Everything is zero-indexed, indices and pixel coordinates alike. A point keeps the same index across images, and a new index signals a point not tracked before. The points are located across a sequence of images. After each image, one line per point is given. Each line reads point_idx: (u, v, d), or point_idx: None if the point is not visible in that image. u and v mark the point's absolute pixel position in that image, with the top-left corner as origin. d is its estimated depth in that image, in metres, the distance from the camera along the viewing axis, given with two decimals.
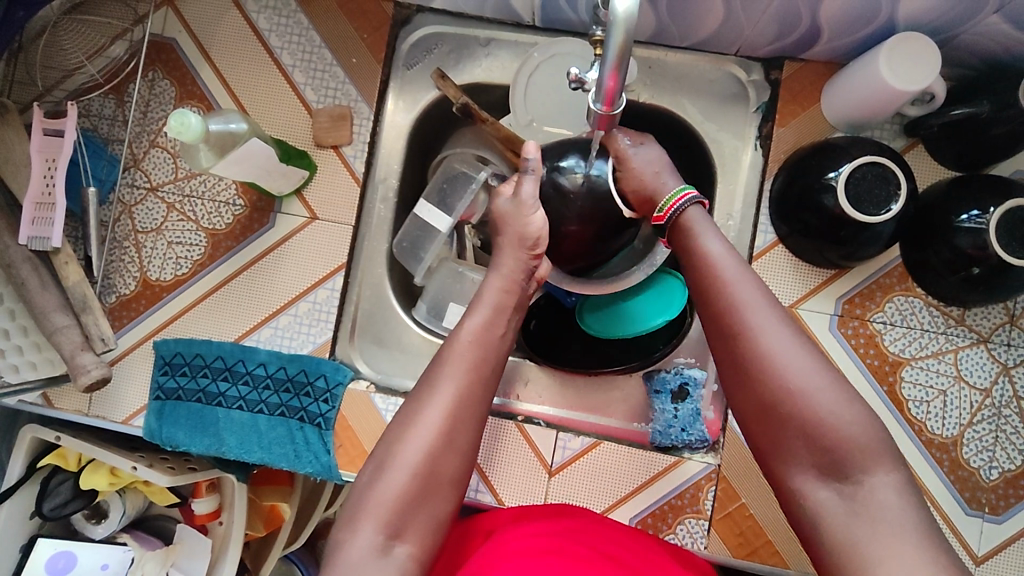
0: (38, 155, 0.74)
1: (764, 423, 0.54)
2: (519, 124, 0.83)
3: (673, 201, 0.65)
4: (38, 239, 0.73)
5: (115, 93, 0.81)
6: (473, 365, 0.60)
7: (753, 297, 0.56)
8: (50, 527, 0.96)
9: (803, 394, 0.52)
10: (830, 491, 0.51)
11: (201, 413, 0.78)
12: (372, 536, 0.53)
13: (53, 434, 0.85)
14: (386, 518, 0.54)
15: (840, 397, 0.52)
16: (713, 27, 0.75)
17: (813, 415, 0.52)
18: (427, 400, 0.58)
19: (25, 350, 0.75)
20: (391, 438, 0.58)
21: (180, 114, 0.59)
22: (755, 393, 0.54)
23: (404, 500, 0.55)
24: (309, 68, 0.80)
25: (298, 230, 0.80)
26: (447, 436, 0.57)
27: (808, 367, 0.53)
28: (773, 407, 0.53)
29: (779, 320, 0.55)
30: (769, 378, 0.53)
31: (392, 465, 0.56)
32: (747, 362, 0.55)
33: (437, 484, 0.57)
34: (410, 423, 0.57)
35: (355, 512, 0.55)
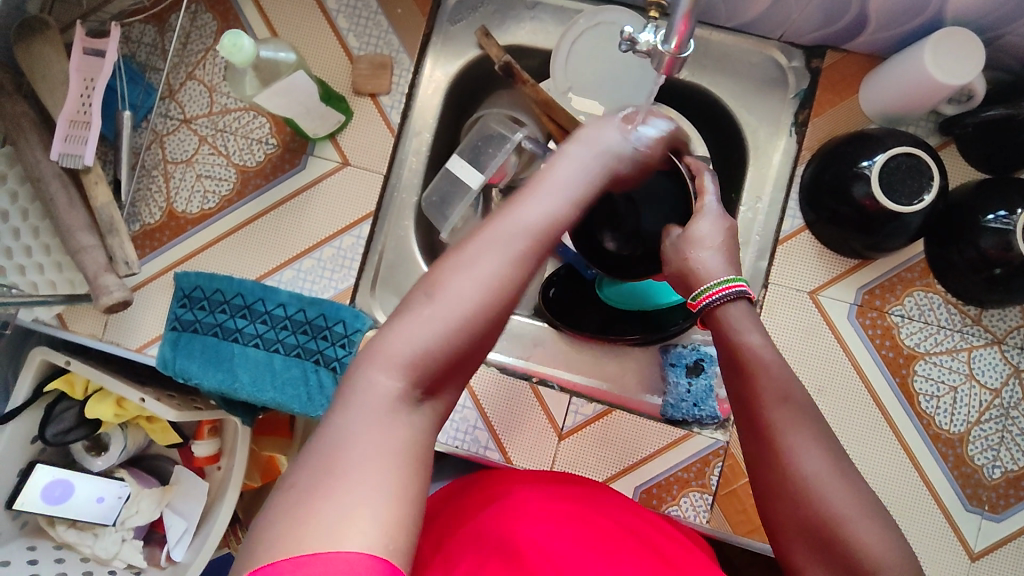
0: (76, 73, 0.73)
1: (798, 544, 0.49)
2: (557, 90, 0.83)
3: (719, 290, 0.58)
4: (70, 156, 0.72)
5: (156, 22, 0.81)
6: (545, 220, 0.49)
7: (796, 417, 0.51)
8: (49, 454, 0.95)
9: (841, 519, 0.47)
10: None
11: (216, 347, 0.78)
12: (396, 381, 0.42)
13: (63, 358, 0.85)
14: (412, 366, 0.43)
15: (880, 529, 0.47)
16: (761, 8, 0.75)
17: (848, 547, 0.46)
18: (484, 245, 0.46)
19: (46, 268, 0.75)
20: (435, 277, 0.46)
21: (232, 35, 0.60)
22: (793, 512, 0.49)
23: (441, 351, 0.44)
24: (353, 14, 0.80)
25: (329, 174, 0.80)
26: (510, 288, 0.46)
27: (847, 493, 0.48)
28: (812, 528, 0.48)
29: (824, 447, 0.50)
30: (811, 501, 0.48)
31: (432, 308, 0.44)
32: (785, 480, 0.50)
33: (481, 342, 0.45)
34: (463, 258, 0.46)
35: (377, 352, 0.44)
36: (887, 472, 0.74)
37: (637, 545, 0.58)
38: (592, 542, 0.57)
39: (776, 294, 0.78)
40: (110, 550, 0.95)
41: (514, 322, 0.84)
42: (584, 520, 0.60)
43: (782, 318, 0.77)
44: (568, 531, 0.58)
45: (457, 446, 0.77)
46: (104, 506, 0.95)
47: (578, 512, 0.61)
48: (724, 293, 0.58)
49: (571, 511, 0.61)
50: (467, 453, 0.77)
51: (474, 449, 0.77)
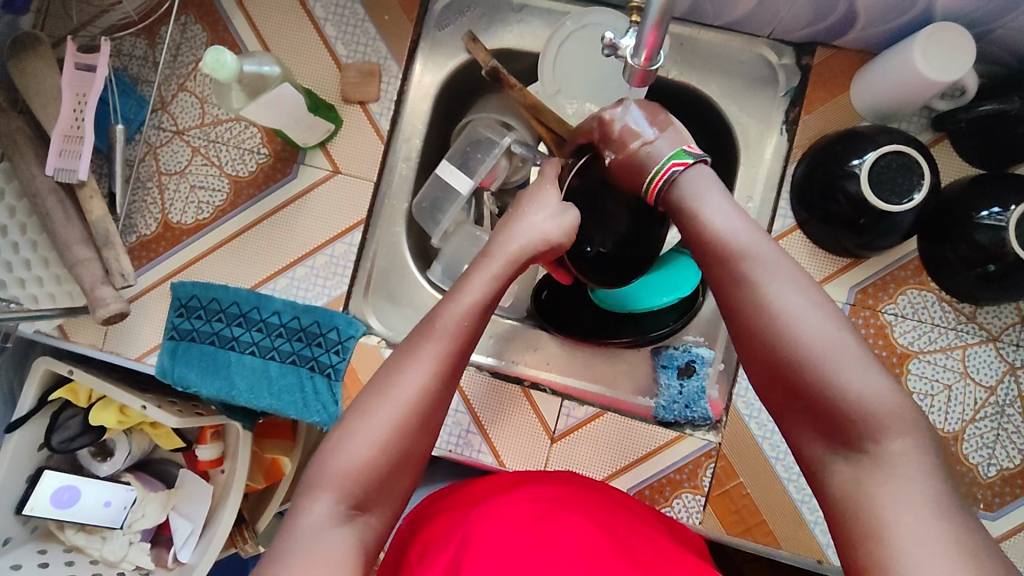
0: (69, 89, 0.74)
1: (782, 395, 0.52)
2: (546, 93, 0.83)
3: (666, 170, 0.63)
4: (65, 171, 0.73)
5: (147, 35, 0.82)
6: (456, 342, 0.56)
7: (766, 269, 0.54)
8: (56, 460, 0.97)
9: (812, 359, 0.49)
10: (840, 457, 0.48)
11: (213, 356, 0.79)
12: (331, 506, 0.51)
13: (66, 367, 0.86)
14: (345, 489, 0.51)
15: (858, 365, 0.49)
16: (748, 7, 0.75)
17: (828, 385, 0.48)
18: (402, 374, 0.54)
19: (45, 281, 0.76)
20: (359, 409, 0.54)
21: (216, 51, 0.60)
22: (771, 361, 0.51)
23: (367, 475, 0.52)
24: (340, 22, 0.80)
25: (320, 182, 0.81)
26: (421, 408, 0.54)
27: (822, 333, 0.50)
28: (788, 376, 0.50)
29: (798, 294, 0.52)
30: (779, 349, 0.51)
31: (356, 437, 0.53)
32: (763, 332, 0.52)
33: (405, 460, 0.54)
34: (386, 387, 0.54)
35: (315, 481, 0.52)
36: None
37: (618, 547, 0.58)
38: (563, 539, 0.57)
39: None
40: (118, 553, 0.97)
41: (506, 325, 0.85)
42: (562, 514, 0.61)
43: None
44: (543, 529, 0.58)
45: (451, 450, 0.78)
46: (112, 510, 0.97)
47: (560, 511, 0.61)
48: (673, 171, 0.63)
49: (552, 508, 0.61)
50: (462, 456, 0.78)
51: (468, 453, 0.78)
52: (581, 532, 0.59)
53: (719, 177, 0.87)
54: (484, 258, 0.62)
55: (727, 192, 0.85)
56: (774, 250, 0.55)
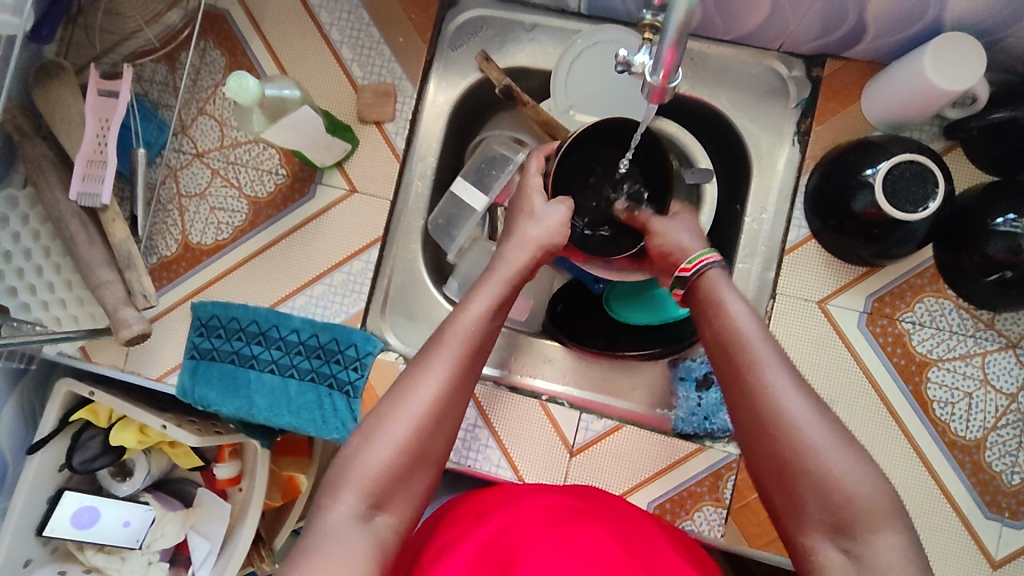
0: (92, 116, 0.76)
1: (775, 485, 0.51)
2: (557, 109, 0.84)
3: (699, 260, 0.62)
4: (88, 194, 0.75)
5: (168, 61, 0.83)
6: (469, 346, 0.57)
7: (769, 355, 0.54)
8: (77, 480, 0.98)
9: (815, 453, 0.49)
10: (837, 550, 0.49)
11: (233, 374, 0.79)
12: (352, 506, 0.51)
13: (87, 388, 0.87)
14: (367, 490, 0.52)
15: (858, 464, 0.49)
16: (758, 21, 0.76)
17: (828, 484, 0.49)
18: (419, 379, 0.55)
19: (68, 303, 0.78)
20: (378, 413, 0.55)
21: (238, 77, 0.62)
22: (770, 453, 0.51)
23: (385, 475, 0.52)
24: (356, 45, 0.82)
25: (337, 202, 0.82)
26: (440, 409, 0.55)
27: (827, 432, 0.50)
28: (788, 470, 0.50)
29: (802, 388, 0.52)
30: (782, 440, 0.50)
31: (376, 439, 0.53)
32: (763, 422, 0.52)
33: (421, 460, 0.54)
34: (403, 391, 0.55)
35: (341, 479, 0.52)
36: (902, 480, 0.73)
37: (628, 553, 0.57)
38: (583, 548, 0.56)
39: (786, 305, 0.77)
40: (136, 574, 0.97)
41: (523, 339, 0.85)
42: (576, 520, 0.60)
43: (792, 328, 0.77)
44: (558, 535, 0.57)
45: (470, 465, 0.78)
46: (130, 530, 0.97)
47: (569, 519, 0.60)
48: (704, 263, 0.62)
49: (562, 517, 0.60)
50: (481, 472, 0.78)
51: (487, 468, 0.78)
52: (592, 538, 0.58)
53: (731, 189, 0.88)
54: (495, 265, 0.64)
55: (740, 203, 0.85)
56: (776, 340, 0.55)
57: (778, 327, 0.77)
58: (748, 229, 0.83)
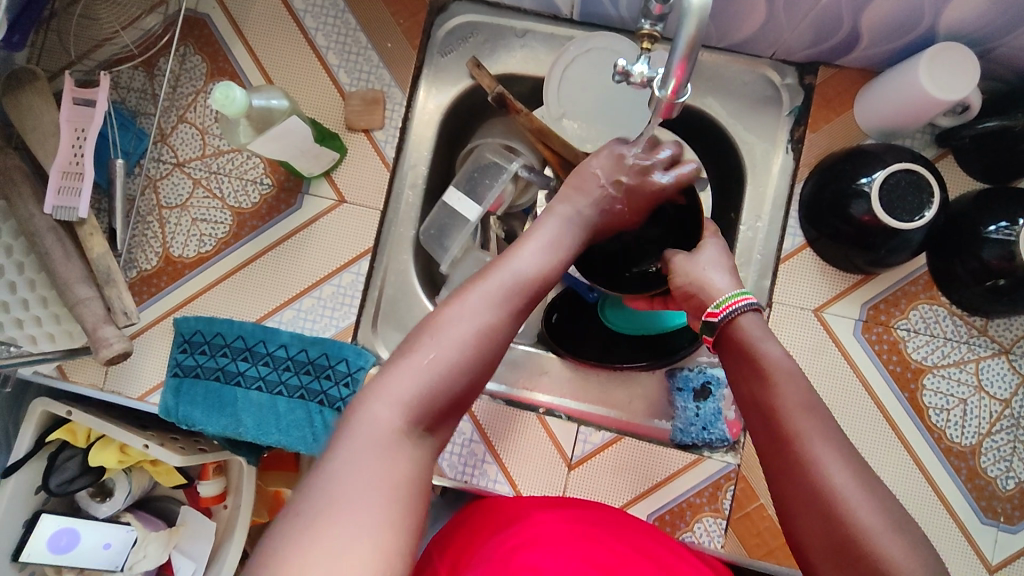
0: (67, 124, 0.72)
1: (825, 559, 0.48)
2: (551, 117, 0.83)
3: (731, 304, 0.61)
4: (65, 209, 0.71)
5: (145, 67, 0.80)
6: (523, 277, 0.57)
7: (819, 424, 0.51)
8: (54, 502, 0.94)
9: (867, 530, 0.46)
10: None
11: (218, 392, 0.77)
12: (395, 418, 0.47)
13: (64, 408, 0.84)
14: (412, 406, 0.48)
15: (912, 545, 0.45)
16: (752, 29, 0.75)
17: (884, 564, 0.45)
18: (475, 301, 0.54)
19: (44, 321, 0.74)
20: (434, 322, 0.53)
21: (224, 87, 0.59)
22: (818, 526, 0.48)
23: (437, 387, 0.49)
24: (343, 51, 0.80)
25: (326, 212, 0.80)
26: (495, 335, 0.53)
27: (879, 506, 0.47)
28: (839, 544, 0.47)
29: (850, 459, 0.49)
30: (831, 511, 0.47)
31: (432, 347, 0.51)
32: (809, 495, 0.49)
33: (471, 383, 0.52)
34: (450, 310, 0.53)
35: (384, 387, 0.49)
36: (900, 487, 0.73)
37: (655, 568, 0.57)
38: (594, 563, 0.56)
39: (782, 313, 0.77)
40: None
41: (518, 350, 0.84)
42: (600, 535, 0.60)
43: (789, 337, 0.77)
44: (583, 551, 0.57)
45: (466, 481, 0.76)
46: (112, 552, 0.93)
47: (594, 535, 0.60)
48: (739, 305, 0.61)
49: (587, 531, 0.60)
50: (477, 487, 0.76)
51: (483, 483, 0.76)
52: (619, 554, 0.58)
53: (725, 197, 0.87)
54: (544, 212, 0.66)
55: (734, 211, 0.85)
56: (825, 408, 0.52)
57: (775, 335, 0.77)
58: (742, 237, 0.82)
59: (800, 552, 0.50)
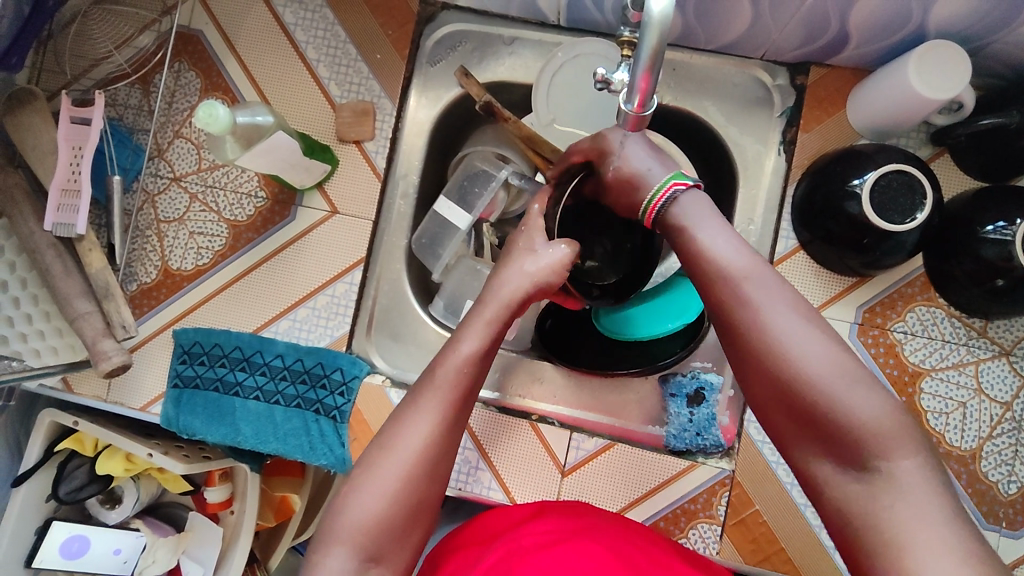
0: (65, 143, 0.74)
1: (779, 415, 0.50)
2: (540, 123, 0.83)
3: (662, 192, 0.59)
4: (63, 226, 0.73)
5: (142, 84, 0.82)
6: (457, 390, 0.56)
7: (758, 286, 0.51)
8: (64, 510, 0.96)
9: (812, 380, 0.47)
10: (849, 478, 0.46)
11: (218, 402, 0.78)
12: (345, 562, 0.50)
13: (71, 418, 0.86)
14: (359, 545, 0.51)
15: (858, 385, 0.47)
16: (739, 31, 0.75)
17: (832, 407, 0.46)
18: (405, 428, 0.54)
19: (47, 334, 0.76)
20: (366, 463, 0.54)
21: (208, 106, 0.60)
22: (765, 378, 0.50)
23: (379, 529, 0.51)
24: (333, 63, 0.81)
25: (319, 223, 0.81)
26: (433, 453, 0.54)
27: (825, 356, 0.48)
28: (786, 397, 0.49)
29: (789, 310, 0.50)
30: (774, 369, 0.49)
31: (367, 490, 0.52)
32: (755, 352, 0.50)
33: (418, 510, 0.53)
34: (390, 443, 0.54)
35: (330, 535, 0.52)
36: None
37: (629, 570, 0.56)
38: (580, 563, 0.56)
39: None
40: None
41: (512, 356, 0.84)
42: (584, 541, 0.59)
43: None
44: (570, 560, 0.56)
45: (460, 489, 0.77)
46: (121, 558, 0.95)
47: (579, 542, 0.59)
48: (668, 195, 0.58)
49: (572, 539, 0.59)
50: (471, 494, 0.77)
51: (478, 490, 0.77)
52: (604, 561, 0.56)
53: (719, 200, 0.87)
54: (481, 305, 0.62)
55: (727, 213, 0.84)
56: (768, 271, 0.52)
57: None
58: None
59: (759, 414, 0.52)
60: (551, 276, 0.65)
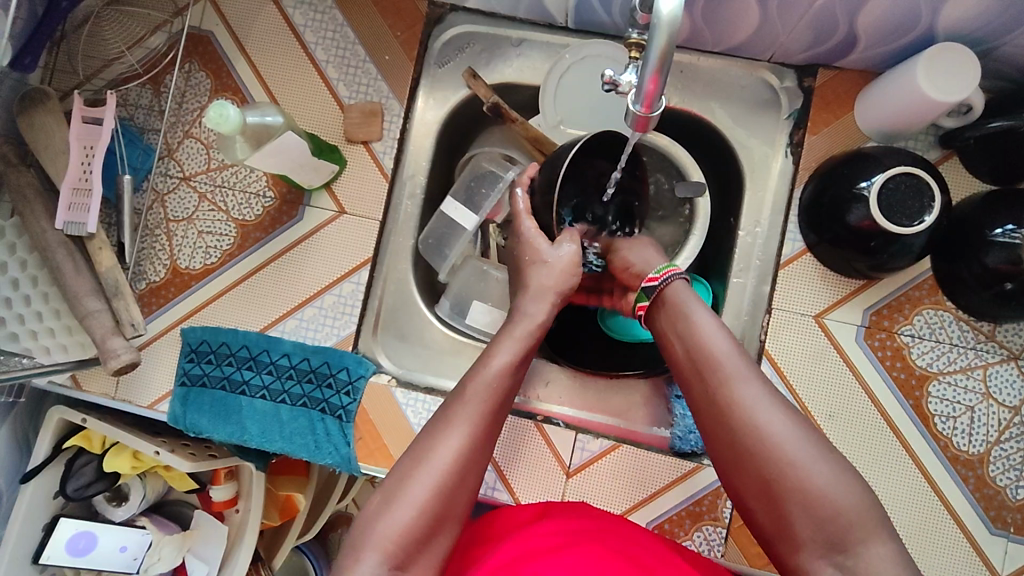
0: (76, 142, 0.75)
1: (762, 501, 0.52)
2: (547, 125, 0.84)
3: (663, 273, 0.64)
4: (75, 224, 0.74)
5: (153, 84, 0.82)
6: (490, 406, 0.57)
7: (744, 374, 0.55)
8: (71, 507, 0.97)
9: (797, 467, 0.51)
10: (829, 563, 0.49)
11: (224, 401, 0.78)
12: (376, 567, 0.51)
13: (79, 416, 0.87)
14: (390, 552, 0.51)
15: (838, 473, 0.51)
16: (747, 34, 0.75)
17: (814, 496, 0.50)
18: (439, 440, 0.55)
19: (57, 332, 0.77)
20: (398, 473, 0.54)
21: (218, 106, 0.61)
22: (751, 467, 0.52)
23: (408, 538, 0.52)
24: (341, 64, 0.81)
25: (327, 223, 0.81)
26: (466, 466, 0.55)
27: (809, 446, 0.52)
28: (769, 485, 0.52)
29: (772, 399, 0.54)
30: (761, 456, 0.52)
31: (398, 499, 0.53)
32: (746, 444, 0.53)
33: (444, 517, 0.54)
34: (422, 454, 0.54)
35: (362, 541, 0.52)
36: (907, 496, 0.72)
37: None
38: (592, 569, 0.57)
39: (780, 320, 0.76)
40: None
41: None
42: (591, 543, 0.60)
43: (790, 343, 0.75)
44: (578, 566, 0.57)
45: None
46: (127, 556, 0.95)
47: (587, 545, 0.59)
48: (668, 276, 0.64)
49: (580, 542, 0.60)
50: (476, 495, 0.77)
51: (483, 490, 0.77)
52: (615, 569, 0.57)
53: (725, 202, 0.87)
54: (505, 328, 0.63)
55: (733, 215, 0.84)
56: (750, 361, 0.56)
57: (774, 342, 0.76)
58: (742, 242, 0.82)
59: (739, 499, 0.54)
60: (567, 282, 0.67)
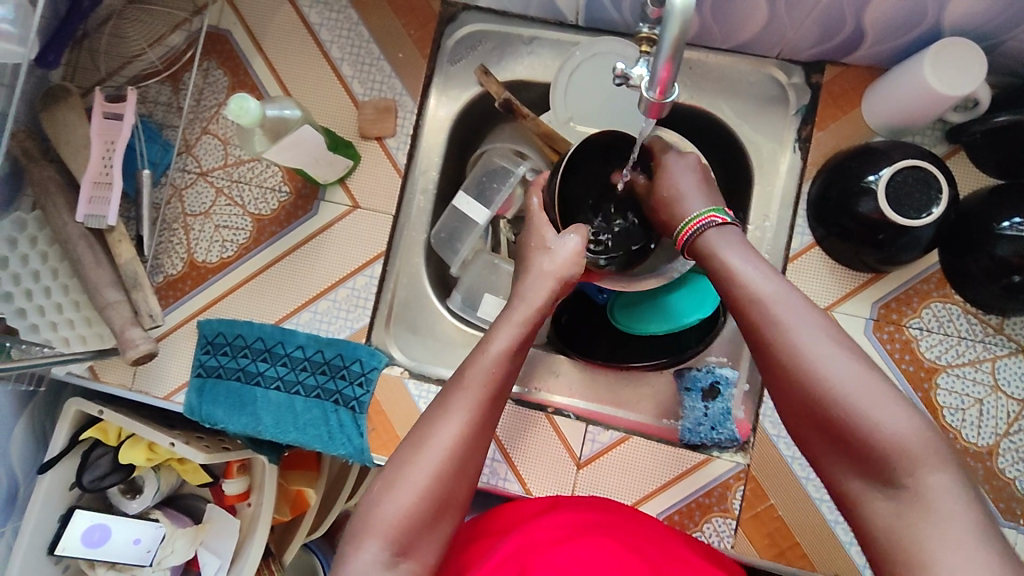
0: (98, 138, 0.77)
1: (812, 431, 0.51)
2: (558, 122, 0.85)
3: (698, 221, 0.64)
4: (95, 217, 0.76)
5: (171, 82, 0.85)
6: (488, 391, 0.57)
7: (787, 303, 0.53)
8: (86, 499, 0.98)
9: (842, 393, 0.48)
10: (881, 497, 0.47)
11: (239, 391, 0.80)
12: (377, 552, 0.52)
13: (96, 408, 0.88)
14: (391, 538, 0.52)
15: (888, 400, 0.48)
16: (755, 30, 0.76)
17: (862, 423, 0.47)
18: (435, 426, 0.55)
19: (76, 323, 0.78)
20: (398, 460, 0.55)
21: (239, 100, 0.63)
22: (796, 396, 0.51)
23: (410, 523, 0.52)
24: (356, 61, 0.83)
25: (340, 218, 0.82)
26: (464, 450, 0.55)
27: (856, 372, 0.49)
28: (815, 415, 0.50)
29: (818, 328, 0.51)
30: (805, 384, 0.50)
31: (400, 485, 0.53)
32: (790, 375, 0.51)
33: (447, 504, 0.54)
34: (420, 443, 0.55)
35: (363, 527, 0.53)
36: None
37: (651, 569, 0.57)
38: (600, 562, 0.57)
39: None
40: None
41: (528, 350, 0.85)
42: (601, 536, 0.60)
43: None
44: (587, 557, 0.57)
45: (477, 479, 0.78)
46: (140, 548, 0.96)
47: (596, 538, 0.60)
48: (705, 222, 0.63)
49: (589, 534, 0.60)
50: (488, 486, 0.78)
51: (494, 482, 0.77)
52: (622, 561, 0.58)
53: (734, 197, 0.88)
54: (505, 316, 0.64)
55: (742, 210, 0.85)
56: (796, 291, 0.54)
57: None
58: (751, 236, 0.83)
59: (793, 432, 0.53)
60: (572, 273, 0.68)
